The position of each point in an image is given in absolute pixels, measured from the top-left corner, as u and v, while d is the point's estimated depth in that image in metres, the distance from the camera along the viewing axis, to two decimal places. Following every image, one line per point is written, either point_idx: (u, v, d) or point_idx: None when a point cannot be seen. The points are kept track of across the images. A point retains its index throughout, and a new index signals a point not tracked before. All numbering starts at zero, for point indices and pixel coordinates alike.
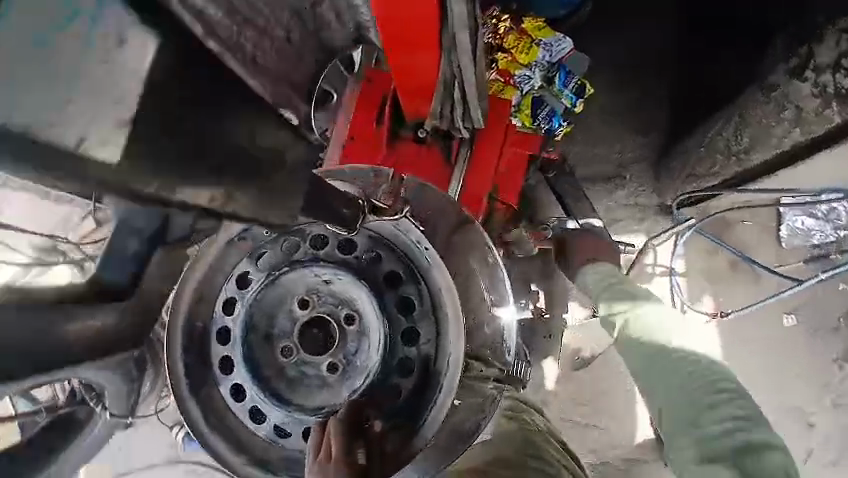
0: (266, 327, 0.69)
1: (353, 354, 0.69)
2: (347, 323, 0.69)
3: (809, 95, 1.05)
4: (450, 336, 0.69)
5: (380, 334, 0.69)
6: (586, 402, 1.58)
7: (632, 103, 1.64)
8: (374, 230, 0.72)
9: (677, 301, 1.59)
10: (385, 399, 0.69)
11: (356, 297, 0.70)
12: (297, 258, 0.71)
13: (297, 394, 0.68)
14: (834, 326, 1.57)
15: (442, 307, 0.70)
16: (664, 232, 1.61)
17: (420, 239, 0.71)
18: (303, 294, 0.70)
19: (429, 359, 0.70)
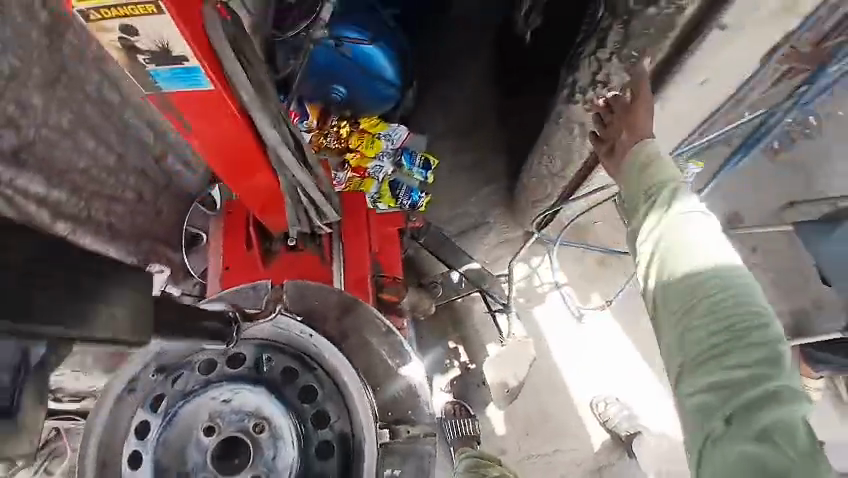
0: (177, 468, 0.69)
1: (272, 459, 0.69)
2: (257, 432, 0.71)
3: (585, 112, 1.23)
4: (357, 408, 0.74)
5: (291, 429, 0.71)
6: (536, 430, 1.65)
7: (475, 161, 1.91)
8: (258, 333, 0.77)
9: (572, 307, 1.76)
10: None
11: (259, 403, 0.72)
12: (190, 389, 0.72)
13: None
14: None
15: (342, 384, 0.76)
16: (538, 254, 1.81)
17: (302, 329, 0.77)
18: (207, 421, 0.70)
19: (346, 435, 0.74)
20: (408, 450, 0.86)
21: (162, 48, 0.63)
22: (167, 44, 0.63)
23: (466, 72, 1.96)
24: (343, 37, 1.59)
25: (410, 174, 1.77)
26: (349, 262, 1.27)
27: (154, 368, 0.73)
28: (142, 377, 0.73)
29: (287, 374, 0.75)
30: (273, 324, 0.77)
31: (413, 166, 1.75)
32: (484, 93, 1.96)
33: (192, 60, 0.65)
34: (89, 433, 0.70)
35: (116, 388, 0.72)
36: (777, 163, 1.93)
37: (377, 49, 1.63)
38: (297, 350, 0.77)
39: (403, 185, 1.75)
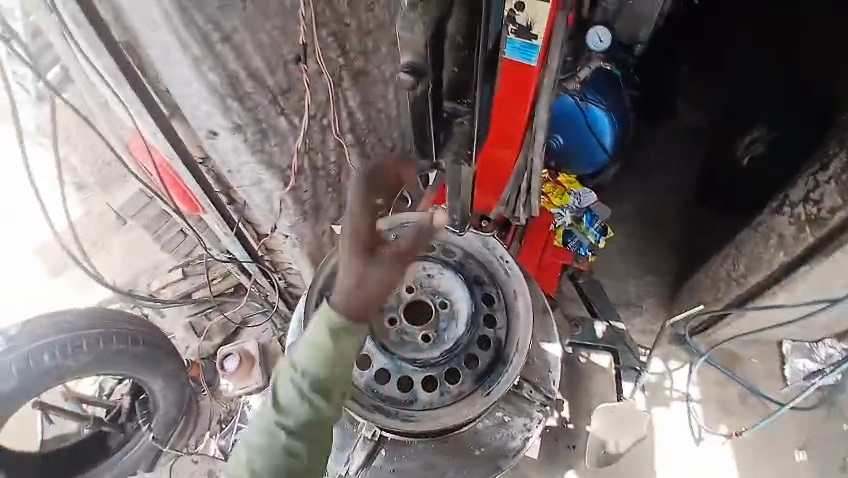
0: (379, 300, 0.90)
1: (444, 330, 0.89)
2: (441, 307, 0.90)
3: (788, 224, 1.26)
4: (519, 329, 0.91)
5: (467, 315, 0.90)
6: None
7: (647, 252, 1.92)
8: (468, 243, 0.96)
9: (694, 426, 1.66)
10: (465, 366, 0.89)
11: (453, 288, 0.92)
12: (413, 254, 0.94)
13: (396, 351, 0.88)
14: (840, 465, 1.58)
15: (514, 308, 0.92)
16: (679, 360, 1.74)
17: (503, 255, 0.95)
18: (411, 283, 0.92)
19: (501, 343, 0.91)
20: (517, 403, 1.01)
21: (526, 24, 0.97)
22: (532, 21, 0.97)
23: (675, 163, 2.01)
24: (587, 96, 1.70)
25: (586, 234, 1.66)
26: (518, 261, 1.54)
27: (394, 233, 0.97)
28: (384, 234, 0.97)
29: (476, 280, 0.94)
30: (483, 244, 0.96)
31: (591, 225, 1.65)
32: (682, 194, 1.98)
33: (537, 39, 0.98)
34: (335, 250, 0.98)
35: None
36: None
37: (607, 120, 1.73)
38: (492, 268, 0.95)
39: (575, 237, 1.65)
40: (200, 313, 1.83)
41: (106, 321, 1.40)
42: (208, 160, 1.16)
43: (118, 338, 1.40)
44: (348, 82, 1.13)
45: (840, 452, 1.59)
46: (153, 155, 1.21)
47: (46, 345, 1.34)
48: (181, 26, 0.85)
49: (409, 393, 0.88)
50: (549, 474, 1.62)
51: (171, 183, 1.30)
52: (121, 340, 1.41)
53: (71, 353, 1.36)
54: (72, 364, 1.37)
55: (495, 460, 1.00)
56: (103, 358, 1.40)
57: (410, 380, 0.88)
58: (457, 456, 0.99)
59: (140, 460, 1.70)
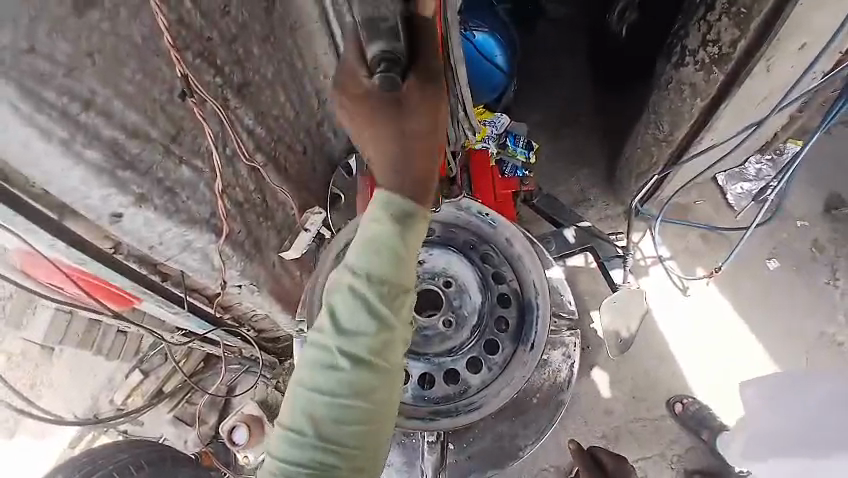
0: None
1: (459, 307, 0.96)
2: (447, 286, 0.96)
3: (695, 71, 1.34)
4: (527, 269, 0.96)
5: (475, 283, 0.96)
6: (643, 395, 1.71)
7: (575, 149, 1.97)
8: (444, 213, 0.98)
9: (676, 280, 1.78)
10: (499, 330, 0.96)
11: (449, 265, 0.97)
12: None
13: (428, 349, 0.94)
14: (811, 257, 1.76)
15: (515, 253, 0.96)
16: (639, 230, 1.84)
17: (481, 210, 0.97)
18: None
19: (518, 292, 0.96)
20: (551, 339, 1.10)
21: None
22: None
23: (559, 63, 2.04)
24: (469, 23, 1.65)
25: (515, 155, 1.70)
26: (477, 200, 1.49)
27: None
28: None
29: (467, 243, 0.98)
30: (456, 204, 0.97)
31: (517, 145, 1.70)
32: (580, 82, 2.02)
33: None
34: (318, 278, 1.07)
35: None
36: None
37: (493, 39, 1.69)
38: (477, 227, 0.97)
39: (507, 163, 1.70)
40: (180, 402, 1.64)
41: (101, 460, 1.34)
42: (120, 247, 1.00)
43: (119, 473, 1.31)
44: (234, 98, 0.98)
45: (805, 245, 1.77)
46: (57, 269, 1.04)
47: None
48: (33, 111, 0.67)
49: (461, 383, 0.94)
50: (579, 381, 1.72)
51: (92, 289, 1.13)
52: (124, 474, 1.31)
53: None
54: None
55: (555, 401, 1.08)
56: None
57: (456, 371, 0.95)
58: (519, 413, 1.08)
59: None
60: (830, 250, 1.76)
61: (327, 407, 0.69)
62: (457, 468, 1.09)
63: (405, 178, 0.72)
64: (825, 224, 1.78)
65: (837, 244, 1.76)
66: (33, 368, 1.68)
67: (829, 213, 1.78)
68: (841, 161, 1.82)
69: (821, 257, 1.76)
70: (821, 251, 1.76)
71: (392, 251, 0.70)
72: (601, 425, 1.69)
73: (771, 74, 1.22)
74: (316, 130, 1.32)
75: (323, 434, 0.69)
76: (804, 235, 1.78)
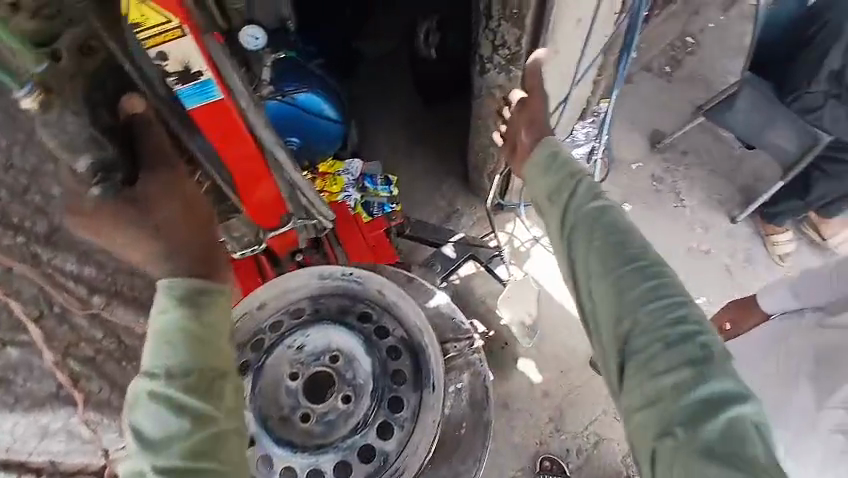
0: (277, 413, 0.95)
1: (352, 378, 0.97)
2: (334, 362, 0.98)
3: (498, 75, 1.46)
4: (403, 311, 1.01)
5: (359, 349, 0.98)
6: (570, 366, 1.77)
7: (429, 167, 2.04)
8: (309, 288, 1.02)
9: None
10: (398, 385, 0.98)
11: (328, 341, 0.99)
12: (268, 345, 0.99)
13: (331, 436, 0.94)
14: (655, 189, 1.99)
15: (387, 301, 1.01)
16: (510, 220, 1.95)
17: (343, 272, 1.01)
18: (292, 369, 0.97)
19: (404, 337, 1.00)
20: (457, 363, 1.08)
21: (184, 67, 0.82)
22: (186, 61, 0.82)
23: (390, 95, 2.12)
24: (285, 89, 1.60)
25: (378, 193, 1.69)
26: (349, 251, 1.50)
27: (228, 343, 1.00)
28: None
29: (340, 309, 1.02)
30: (318, 275, 1.01)
31: (376, 183, 1.70)
32: (412, 110, 2.11)
33: (205, 73, 0.84)
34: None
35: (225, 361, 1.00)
36: (674, 82, 2.13)
37: (316, 95, 1.66)
38: (344, 288, 1.02)
39: (373, 203, 1.68)
40: None
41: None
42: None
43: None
44: None
45: (647, 182, 2.00)
46: None
47: None
48: None
49: (379, 455, 0.94)
50: (510, 377, 1.75)
51: None
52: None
53: None
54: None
55: (482, 421, 1.04)
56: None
57: (370, 445, 0.95)
58: (455, 453, 1.02)
59: None
60: (666, 179, 2.00)
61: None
62: None
63: (177, 261, 0.81)
64: (654, 158, 2.03)
65: (671, 171, 2.01)
66: None
67: (655, 147, 2.04)
68: (646, 104, 2.10)
69: (662, 186, 1.99)
70: (661, 182, 2.00)
71: (191, 343, 0.74)
72: (545, 411, 1.73)
73: (559, 56, 1.36)
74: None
75: None
76: (642, 174, 2.01)
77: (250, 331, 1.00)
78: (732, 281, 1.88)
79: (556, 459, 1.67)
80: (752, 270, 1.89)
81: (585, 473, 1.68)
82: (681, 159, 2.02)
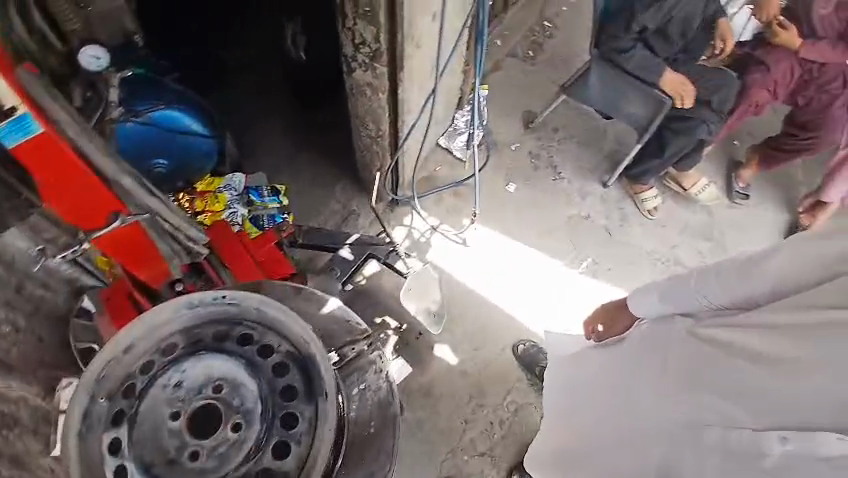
0: (163, 456, 0.86)
1: (241, 403, 0.89)
2: (219, 391, 0.89)
3: (363, 73, 1.44)
4: (286, 324, 0.93)
5: (241, 370, 0.91)
6: (480, 342, 1.85)
7: (318, 171, 2.00)
8: (178, 321, 0.93)
9: (453, 237, 1.98)
10: (291, 401, 0.90)
11: (209, 370, 0.90)
12: (142, 389, 0.89)
13: (226, 468, 0.85)
14: (535, 166, 2.12)
15: (268, 316, 0.93)
16: (406, 214, 1.99)
17: (214, 294, 0.93)
18: (173, 408, 0.88)
19: (292, 351, 0.92)
20: (358, 364, 1.07)
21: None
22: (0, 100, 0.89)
23: (265, 104, 2.05)
24: (137, 107, 1.51)
25: (267, 206, 1.64)
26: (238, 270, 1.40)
27: (97, 394, 0.87)
28: (90, 405, 0.86)
29: (218, 334, 0.94)
30: (187, 304, 0.93)
31: (262, 196, 1.64)
32: (292, 116, 2.05)
33: (19, 107, 0.90)
34: (67, 477, 0.82)
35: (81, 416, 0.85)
36: (538, 64, 2.27)
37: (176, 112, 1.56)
38: (219, 311, 0.94)
39: (262, 217, 1.63)
40: None
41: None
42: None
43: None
44: None
45: (527, 159, 2.12)
46: None
47: None
48: None
49: (279, 476, 0.86)
50: (426, 363, 1.80)
51: None
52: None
53: None
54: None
55: (388, 414, 1.05)
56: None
57: (268, 469, 0.86)
58: (366, 450, 1.02)
59: None
60: (543, 154, 2.14)
61: None
62: None
63: None
64: (530, 137, 2.16)
65: (547, 147, 2.15)
66: None
67: (530, 127, 2.17)
68: (516, 87, 2.22)
69: (541, 162, 2.13)
70: (539, 158, 2.13)
71: None
72: (462, 389, 1.79)
73: (418, 51, 1.38)
74: (19, 296, 1.26)
75: None
76: (522, 153, 2.13)
77: (117, 378, 0.89)
78: (612, 240, 2.06)
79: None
80: (629, 228, 2.08)
81: (509, 441, 1.76)
82: (553, 134, 2.17)
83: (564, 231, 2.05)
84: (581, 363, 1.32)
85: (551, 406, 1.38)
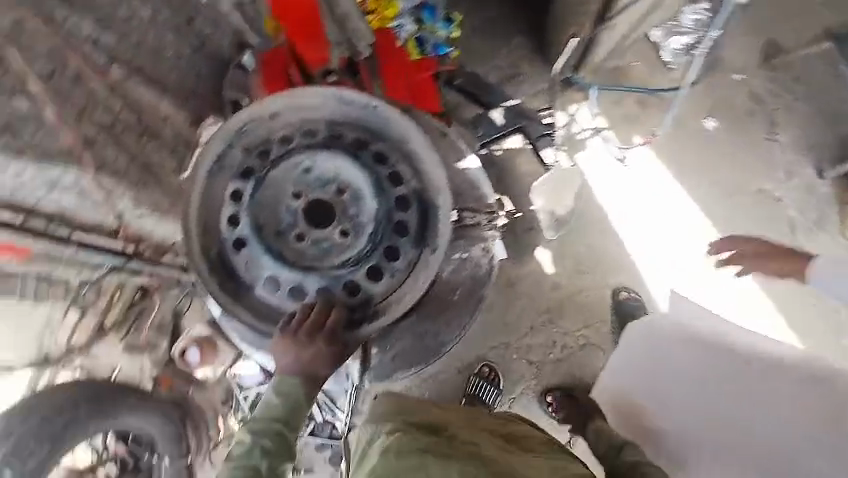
0: (273, 225, 0.83)
1: (356, 215, 0.83)
2: (340, 194, 0.83)
3: None
4: (425, 163, 0.86)
5: (368, 183, 0.83)
6: (583, 265, 1.70)
7: (504, 15, 1.75)
8: (328, 109, 0.87)
9: (613, 149, 1.73)
10: (399, 237, 0.85)
11: (339, 170, 0.84)
12: (275, 157, 0.85)
13: (322, 263, 0.82)
14: (750, 111, 1.71)
15: (413, 146, 0.86)
16: (574, 101, 1.72)
17: (369, 99, 0.85)
18: (295, 188, 0.84)
19: (420, 190, 0.86)
20: (471, 233, 1.01)
21: None
22: None
23: None
24: None
25: (435, 31, 1.48)
26: (390, 81, 1.33)
27: (239, 143, 0.86)
28: (229, 150, 0.86)
29: (357, 139, 0.87)
30: (337, 95, 0.86)
31: (435, 18, 1.47)
32: None
33: None
34: (189, 203, 0.84)
35: (212, 157, 0.85)
36: None
37: None
38: (366, 117, 0.87)
39: (428, 41, 1.47)
40: None
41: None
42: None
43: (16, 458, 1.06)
44: None
45: (743, 99, 1.71)
46: None
47: None
48: None
49: (363, 294, 0.83)
50: (522, 260, 1.70)
51: None
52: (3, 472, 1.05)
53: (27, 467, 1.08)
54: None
55: (478, 293, 1.00)
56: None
57: (358, 284, 0.84)
58: (446, 315, 0.99)
59: None
60: (768, 101, 1.70)
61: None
62: (381, 368, 0.99)
63: None
64: (763, 73, 1.70)
65: (777, 96, 1.70)
66: None
67: (769, 63, 1.70)
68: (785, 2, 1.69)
69: (759, 109, 1.70)
70: (760, 103, 1.70)
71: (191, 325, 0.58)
72: (541, 299, 1.71)
73: None
74: (187, 28, 1.23)
75: None
76: (741, 89, 1.71)
77: (261, 137, 0.87)
78: (791, 236, 1.70)
79: (495, 368, 1.69)
80: (822, 236, 1.68)
81: (562, 367, 1.71)
82: (794, 83, 1.69)
83: (736, 200, 1.71)
84: (685, 346, 1.22)
85: (627, 364, 1.27)
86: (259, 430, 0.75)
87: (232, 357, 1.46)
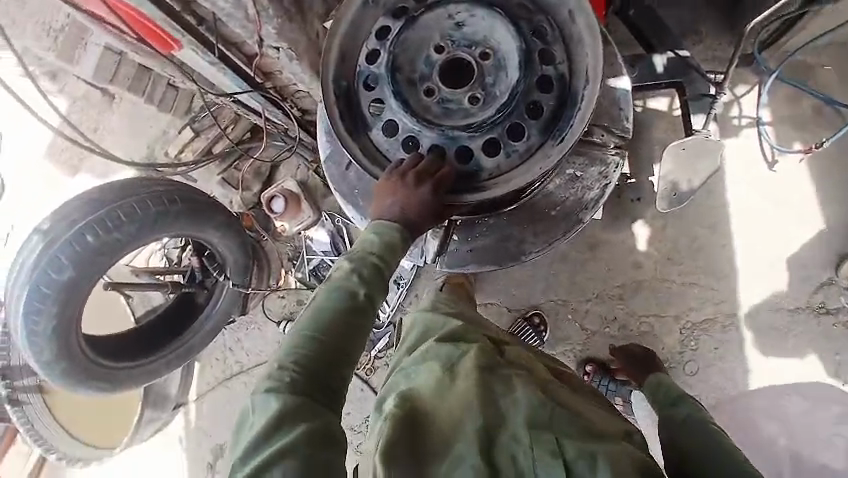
0: (408, 71, 0.82)
1: (491, 86, 0.80)
2: (482, 60, 0.80)
3: None
4: (580, 52, 0.81)
5: (516, 54, 0.80)
6: (680, 258, 1.53)
7: None
8: None
9: (766, 149, 1.51)
10: (528, 118, 0.81)
11: (490, 35, 0.81)
12: (432, 4, 0.83)
13: (444, 122, 0.81)
14: None
15: (574, 33, 0.81)
16: (746, 84, 1.52)
17: None
18: (440, 41, 0.82)
19: (564, 79, 0.82)
20: (589, 151, 0.97)
21: None
22: None
23: None
24: None
25: None
26: None
27: None
28: None
29: (519, 9, 0.83)
30: None
31: None
32: None
33: None
34: (337, 27, 0.84)
35: None
36: None
37: None
38: None
39: None
40: (230, 166, 1.63)
41: (74, 216, 1.16)
42: None
43: (100, 228, 1.16)
44: None
45: None
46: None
47: (85, 224, 1.15)
48: None
49: (472, 163, 0.82)
50: (618, 229, 1.55)
51: (135, 24, 1.12)
52: (86, 236, 1.16)
53: (115, 234, 1.18)
54: (73, 280, 1.18)
55: (574, 214, 0.97)
56: (87, 268, 1.19)
57: (471, 153, 0.82)
58: (538, 224, 0.97)
59: (232, 313, 1.51)
60: None
61: (321, 314, 0.68)
62: (455, 257, 0.99)
63: None
64: None
65: None
66: (93, 111, 1.70)
67: None
68: None
69: None
70: None
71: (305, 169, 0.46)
72: (622, 275, 1.55)
73: None
74: None
75: (311, 327, 0.67)
76: None
77: None
78: None
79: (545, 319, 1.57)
80: None
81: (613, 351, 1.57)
82: None
83: None
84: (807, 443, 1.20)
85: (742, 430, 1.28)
86: (358, 260, 0.72)
87: (311, 220, 1.53)
